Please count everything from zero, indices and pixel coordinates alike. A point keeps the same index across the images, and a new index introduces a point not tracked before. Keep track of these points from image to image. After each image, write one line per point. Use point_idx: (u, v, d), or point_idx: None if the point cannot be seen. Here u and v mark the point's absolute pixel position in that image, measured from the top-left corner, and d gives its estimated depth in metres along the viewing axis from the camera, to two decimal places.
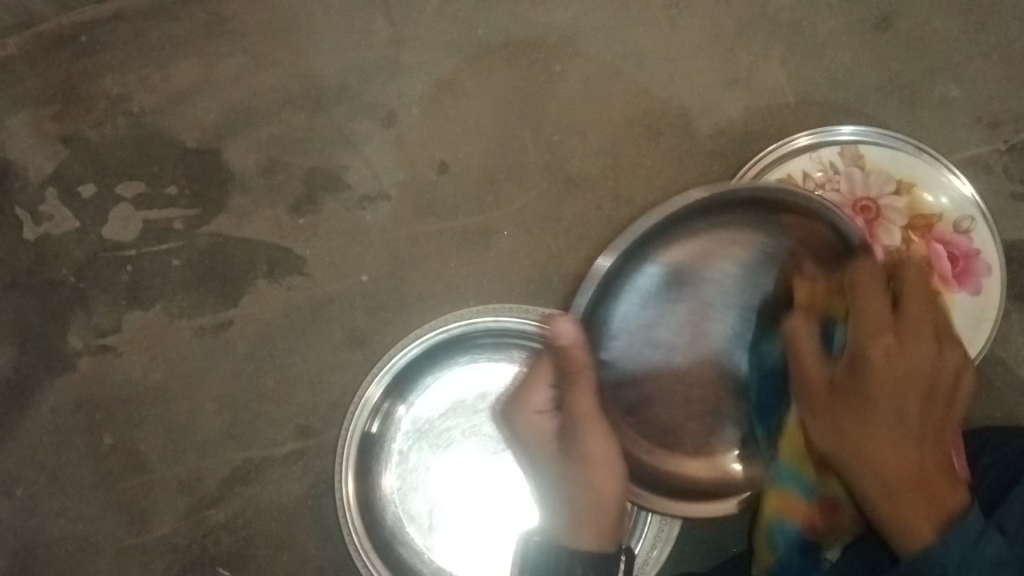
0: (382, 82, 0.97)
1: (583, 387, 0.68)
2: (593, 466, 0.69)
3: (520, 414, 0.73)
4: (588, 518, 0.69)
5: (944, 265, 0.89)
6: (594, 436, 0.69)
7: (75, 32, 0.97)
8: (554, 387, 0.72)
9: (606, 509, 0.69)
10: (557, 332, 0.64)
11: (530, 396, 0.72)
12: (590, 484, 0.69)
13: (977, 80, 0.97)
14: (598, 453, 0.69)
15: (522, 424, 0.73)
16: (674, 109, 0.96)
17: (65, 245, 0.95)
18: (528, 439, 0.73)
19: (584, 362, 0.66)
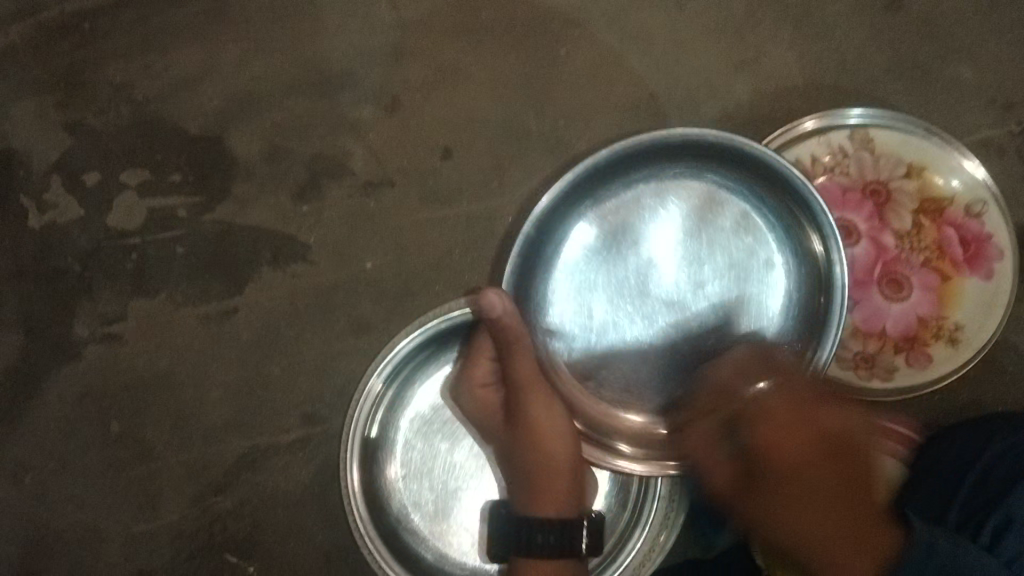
0: (386, 67, 0.96)
1: (522, 355, 0.77)
2: (537, 435, 0.78)
3: (466, 389, 0.83)
4: (538, 488, 0.79)
5: (956, 249, 0.88)
6: (538, 402, 0.78)
7: (77, 18, 0.97)
8: (497, 361, 0.82)
9: (555, 474, 0.79)
10: (487, 304, 0.73)
11: (474, 372, 0.82)
12: (540, 455, 0.79)
13: (990, 62, 0.95)
14: (540, 419, 0.78)
15: (467, 397, 0.83)
16: (681, 92, 0.95)
17: (71, 233, 0.95)
18: (473, 412, 0.84)
19: (520, 329, 0.75)
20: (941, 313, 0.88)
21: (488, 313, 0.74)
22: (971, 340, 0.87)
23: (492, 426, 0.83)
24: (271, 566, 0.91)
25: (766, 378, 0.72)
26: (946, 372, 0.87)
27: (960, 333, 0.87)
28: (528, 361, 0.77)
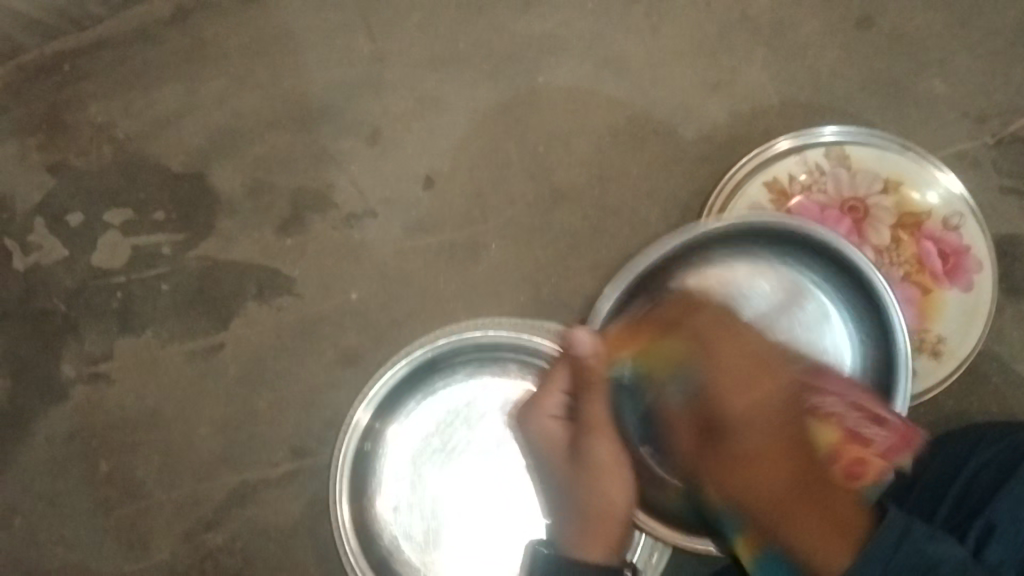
0: (366, 99, 0.97)
1: (597, 394, 0.70)
2: (601, 477, 0.71)
3: (534, 418, 0.75)
4: (591, 530, 0.70)
5: (934, 262, 0.89)
6: (603, 447, 0.72)
7: (58, 61, 0.97)
8: (566, 394, 0.75)
9: (608, 520, 0.71)
10: (577, 340, 0.67)
11: (543, 405, 0.75)
12: (603, 496, 0.71)
13: (963, 75, 0.96)
14: (606, 461, 0.71)
15: (534, 429, 0.76)
16: (658, 115, 0.96)
17: (56, 274, 0.95)
18: (540, 448, 0.76)
19: (601, 371, 0.69)
20: (922, 326, 0.88)
21: (578, 351, 0.67)
22: (953, 353, 0.88)
23: (550, 466, 0.75)
24: None
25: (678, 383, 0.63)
26: (927, 386, 0.88)
27: (941, 346, 0.88)
28: (603, 403, 0.71)
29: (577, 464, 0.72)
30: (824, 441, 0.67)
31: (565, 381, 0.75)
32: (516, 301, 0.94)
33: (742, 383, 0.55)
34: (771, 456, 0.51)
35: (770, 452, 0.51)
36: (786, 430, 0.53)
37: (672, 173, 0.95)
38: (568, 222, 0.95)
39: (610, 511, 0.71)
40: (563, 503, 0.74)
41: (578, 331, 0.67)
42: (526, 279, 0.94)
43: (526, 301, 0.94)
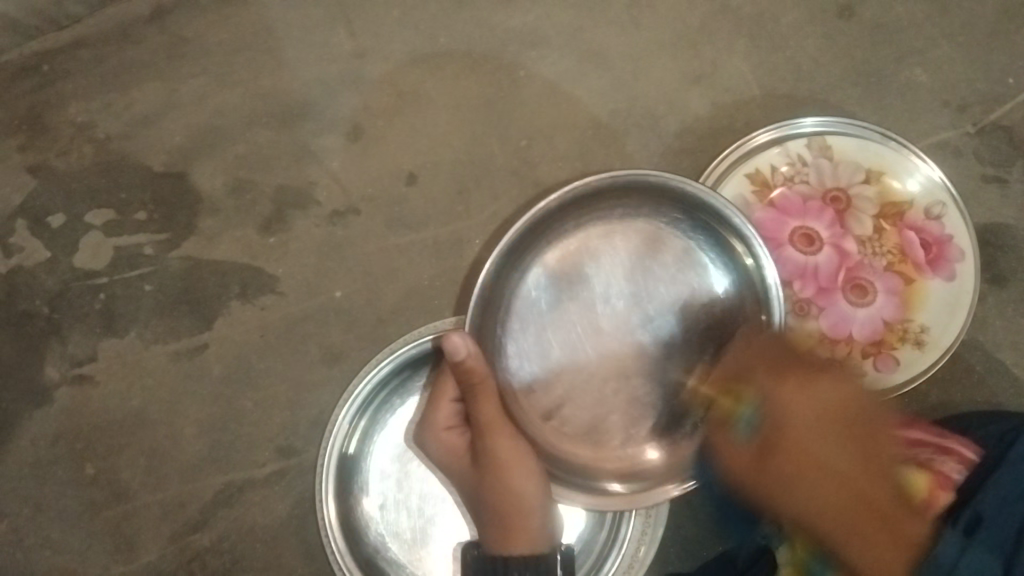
0: (347, 95, 0.96)
1: (484, 398, 0.76)
2: (507, 471, 0.77)
3: (429, 433, 0.82)
4: (507, 523, 0.78)
5: (917, 252, 0.89)
6: (501, 444, 0.77)
7: (37, 61, 0.97)
8: (457, 403, 0.82)
9: (512, 512, 0.78)
10: (451, 347, 0.71)
11: (436, 417, 0.82)
12: (509, 489, 0.77)
13: (944, 63, 0.96)
14: (505, 457, 0.77)
15: (433, 443, 0.82)
16: (640, 108, 0.96)
17: (38, 276, 0.95)
18: (443, 460, 0.82)
19: (483, 372, 0.74)
20: (906, 316, 0.89)
21: (453, 357, 0.72)
22: (936, 342, 0.88)
23: (457, 472, 0.82)
24: None
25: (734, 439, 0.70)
26: (913, 376, 0.88)
27: (925, 336, 0.88)
28: (495, 403, 0.76)
29: (478, 464, 0.79)
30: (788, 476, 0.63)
31: (453, 391, 0.82)
32: None
33: (804, 402, 0.66)
34: (840, 485, 0.60)
35: (856, 483, 0.60)
36: (846, 446, 0.62)
37: (655, 166, 0.95)
38: None
39: (518, 505, 0.78)
40: (473, 500, 0.81)
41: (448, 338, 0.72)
42: None
43: None
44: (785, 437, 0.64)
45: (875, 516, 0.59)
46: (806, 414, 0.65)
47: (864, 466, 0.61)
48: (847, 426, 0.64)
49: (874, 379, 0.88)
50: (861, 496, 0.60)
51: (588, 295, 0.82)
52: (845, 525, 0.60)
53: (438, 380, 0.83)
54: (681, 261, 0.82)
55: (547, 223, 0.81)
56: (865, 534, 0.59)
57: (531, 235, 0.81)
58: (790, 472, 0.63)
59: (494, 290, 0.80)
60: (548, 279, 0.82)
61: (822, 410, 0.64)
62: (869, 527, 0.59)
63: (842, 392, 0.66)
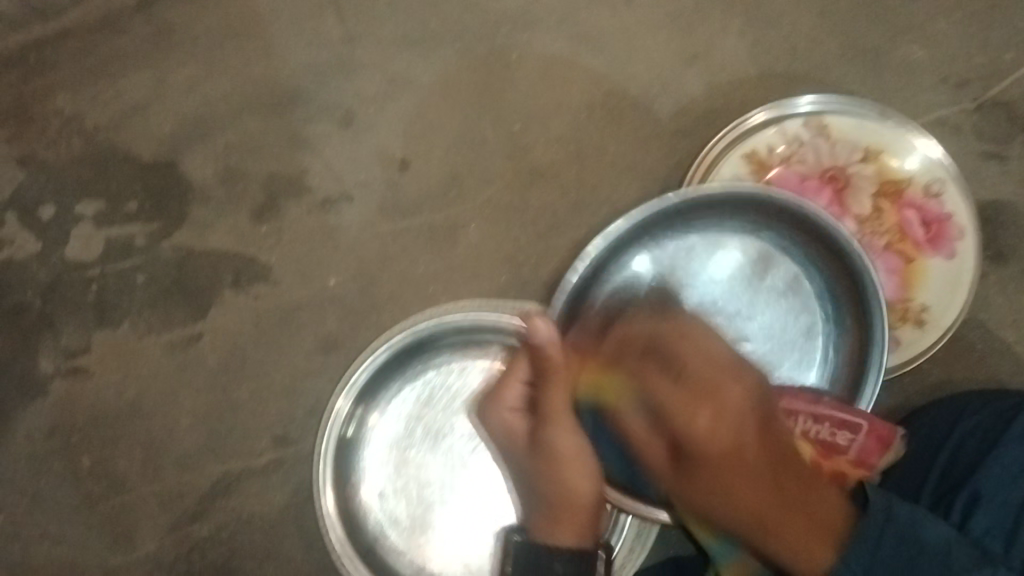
0: (338, 81, 0.95)
1: (559, 383, 0.73)
2: (564, 466, 0.73)
3: (494, 411, 0.78)
4: (561, 518, 0.73)
5: (916, 231, 0.88)
6: (562, 435, 0.74)
7: (24, 51, 0.95)
8: (527, 385, 0.78)
9: (567, 505, 0.73)
10: (535, 329, 0.70)
11: (504, 397, 0.78)
12: (568, 485, 0.73)
13: (941, 39, 0.95)
14: (569, 452, 0.73)
15: (495, 420, 0.79)
16: (634, 90, 0.95)
17: (29, 269, 0.94)
18: (501, 437, 0.79)
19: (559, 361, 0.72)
20: (906, 295, 0.88)
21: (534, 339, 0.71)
22: (937, 321, 0.87)
23: (514, 458, 0.78)
24: None
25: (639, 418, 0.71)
26: (914, 355, 0.87)
27: (926, 315, 0.87)
28: (564, 392, 0.74)
29: (535, 451, 0.75)
30: (706, 483, 0.64)
31: (524, 372, 0.78)
32: (497, 282, 0.93)
33: (727, 423, 0.64)
34: (767, 490, 0.62)
35: (772, 499, 0.61)
36: (769, 476, 0.62)
37: (651, 147, 0.94)
38: (546, 200, 0.94)
39: (570, 500, 0.73)
40: (527, 486, 0.77)
41: (537, 321, 0.70)
42: (506, 260, 0.93)
43: (506, 282, 0.93)
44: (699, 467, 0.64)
45: (805, 517, 0.60)
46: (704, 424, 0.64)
47: (780, 471, 0.63)
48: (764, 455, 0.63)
49: None
50: (783, 493, 0.62)
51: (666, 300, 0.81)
52: (780, 518, 0.61)
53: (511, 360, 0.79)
54: (765, 264, 0.85)
55: (652, 225, 0.83)
56: (797, 524, 0.60)
57: (639, 233, 0.82)
58: (697, 482, 0.65)
59: (595, 276, 0.82)
60: (651, 280, 0.83)
61: (708, 426, 0.64)
62: (784, 516, 0.60)
63: (730, 411, 0.64)
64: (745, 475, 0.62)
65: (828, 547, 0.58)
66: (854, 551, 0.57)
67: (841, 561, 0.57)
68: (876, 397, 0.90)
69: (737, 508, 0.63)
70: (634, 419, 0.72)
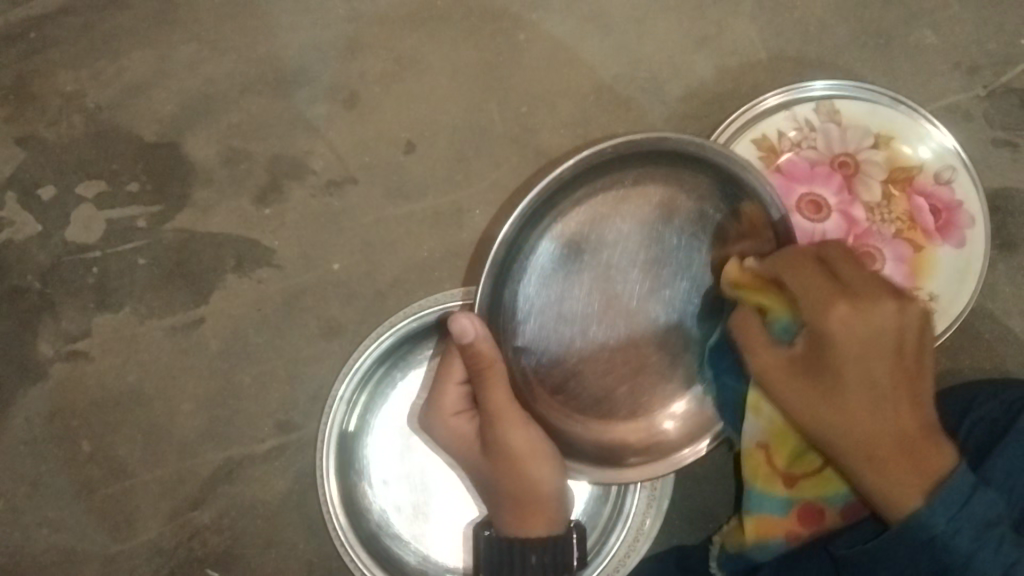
0: (343, 62, 0.94)
1: (495, 382, 0.73)
2: (519, 462, 0.76)
3: (437, 420, 0.80)
4: (525, 511, 0.78)
5: (926, 219, 0.87)
6: (513, 432, 0.75)
7: (22, 29, 0.94)
8: (465, 385, 0.80)
9: (529, 499, 0.78)
10: (460, 329, 0.69)
11: (443, 403, 0.80)
12: (526, 481, 0.77)
13: (954, 25, 0.94)
14: (522, 448, 0.76)
15: (442, 429, 0.80)
16: (644, 73, 0.93)
17: (30, 250, 0.93)
18: (450, 444, 0.81)
19: (493, 357, 0.72)
20: (915, 283, 0.87)
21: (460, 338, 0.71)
22: (946, 310, 0.86)
23: (465, 459, 0.81)
24: None
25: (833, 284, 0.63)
26: None
27: (934, 304, 0.87)
28: (503, 387, 0.74)
29: (490, 452, 0.78)
30: (828, 389, 0.64)
31: (459, 372, 0.80)
32: None
33: (872, 350, 0.62)
34: (871, 420, 0.63)
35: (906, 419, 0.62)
36: (901, 398, 0.62)
37: (659, 132, 0.93)
38: None
39: (530, 495, 0.77)
40: (486, 482, 0.80)
41: (458, 321, 0.69)
42: None
43: None
44: (829, 351, 0.63)
45: (906, 453, 0.62)
46: (889, 319, 0.61)
47: (911, 385, 0.63)
48: (904, 363, 0.62)
49: None
50: (907, 432, 0.62)
51: (604, 263, 0.76)
52: (885, 453, 0.62)
53: (445, 359, 0.81)
54: (698, 222, 0.76)
55: (564, 192, 0.75)
56: (903, 470, 0.62)
57: (546, 206, 0.74)
58: (807, 396, 0.65)
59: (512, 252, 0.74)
60: (562, 247, 0.76)
61: (884, 325, 0.61)
62: (891, 450, 0.62)
63: (888, 330, 0.61)
64: (869, 403, 0.63)
65: (921, 491, 0.61)
66: (947, 496, 0.60)
67: (929, 503, 0.61)
68: None
69: (871, 434, 0.63)
70: (752, 319, 0.69)
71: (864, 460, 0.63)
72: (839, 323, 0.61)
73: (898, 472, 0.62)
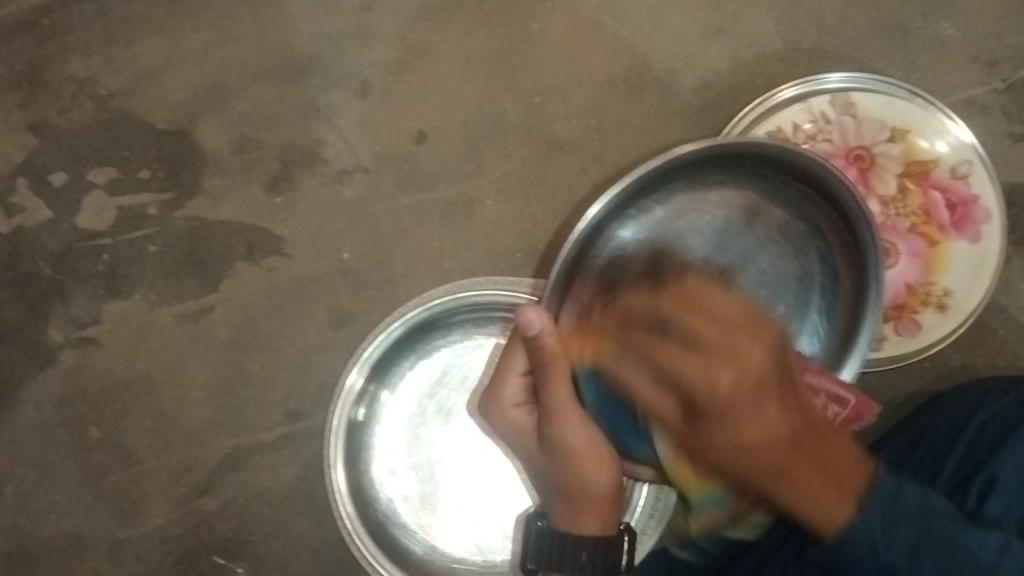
0: (355, 51, 0.93)
1: (557, 378, 0.66)
2: (581, 464, 0.70)
3: (494, 409, 0.74)
4: (581, 509, 0.71)
5: (942, 213, 0.86)
6: (572, 429, 0.69)
7: (36, 15, 0.94)
8: (525, 376, 0.73)
9: (587, 498, 0.71)
10: (526, 322, 0.62)
11: (503, 392, 0.73)
12: (582, 480, 0.70)
13: (973, 17, 0.92)
14: (578, 444, 0.69)
15: (499, 420, 0.74)
16: (658, 64, 0.93)
17: (40, 236, 0.93)
18: (507, 434, 0.75)
19: (556, 354, 0.64)
20: (929, 279, 0.86)
21: (525, 332, 0.63)
22: (960, 306, 0.85)
23: (522, 452, 0.75)
24: (260, 568, 0.90)
25: (676, 322, 0.52)
26: (935, 340, 0.85)
27: (949, 299, 0.86)
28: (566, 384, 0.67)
29: (545, 446, 0.71)
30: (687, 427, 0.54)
31: (522, 363, 0.72)
32: (513, 258, 0.92)
33: (786, 402, 0.51)
34: (772, 455, 0.52)
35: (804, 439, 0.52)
36: (776, 406, 0.51)
37: (672, 123, 0.92)
38: (564, 175, 0.92)
39: (588, 493, 0.71)
40: (537, 478, 0.74)
41: (526, 314, 0.62)
42: (523, 236, 0.92)
43: (522, 259, 0.92)
44: (696, 422, 0.52)
45: (835, 483, 0.54)
46: (794, 360, 0.56)
47: (796, 427, 0.52)
48: (778, 391, 0.51)
49: (897, 344, 0.86)
50: (809, 428, 0.53)
51: (691, 250, 0.74)
52: (808, 483, 0.53)
53: (506, 345, 0.74)
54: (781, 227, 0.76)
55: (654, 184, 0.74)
56: (820, 478, 0.53)
57: (631, 198, 0.73)
58: (674, 424, 0.56)
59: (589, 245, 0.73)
60: (645, 247, 0.74)
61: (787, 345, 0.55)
62: (807, 471, 0.53)
63: (755, 364, 0.49)
64: (748, 445, 0.51)
65: (848, 501, 0.55)
66: (873, 505, 0.55)
67: (860, 513, 0.55)
68: (895, 381, 0.89)
69: (747, 468, 0.53)
70: (618, 356, 0.60)
71: (767, 479, 0.53)
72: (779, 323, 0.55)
73: (808, 477, 0.53)
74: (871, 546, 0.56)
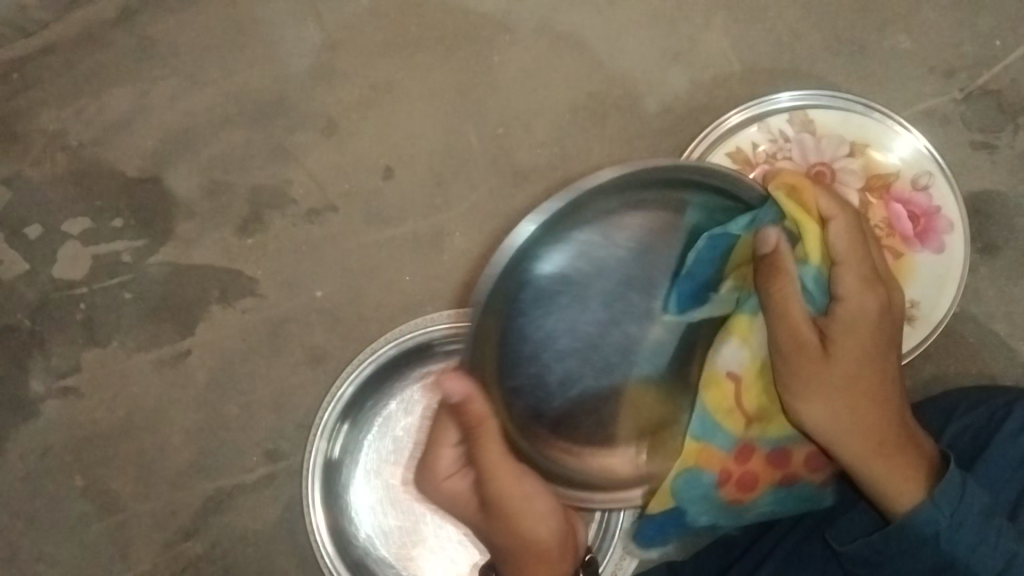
0: (319, 90, 0.94)
1: (488, 445, 0.65)
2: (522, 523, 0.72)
3: (431, 483, 0.76)
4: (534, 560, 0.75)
5: (904, 225, 0.87)
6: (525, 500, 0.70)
7: (5, 70, 0.95)
8: (459, 447, 0.74)
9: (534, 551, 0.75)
10: (448, 389, 0.60)
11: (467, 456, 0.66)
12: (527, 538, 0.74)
13: (929, 28, 0.93)
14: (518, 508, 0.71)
15: (440, 491, 0.76)
16: (619, 89, 0.94)
17: (18, 289, 0.94)
18: (452, 500, 0.77)
19: (484, 418, 0.63)
20: None
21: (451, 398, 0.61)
22: (927, 317, 0.86)
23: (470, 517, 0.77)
24: None
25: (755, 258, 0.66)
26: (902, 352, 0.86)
27: (915, 311, 0.86)
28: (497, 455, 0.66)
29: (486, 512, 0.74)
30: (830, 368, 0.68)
31: (453, 436, 0.74)
32: None
33: (873, 350, 0.69)
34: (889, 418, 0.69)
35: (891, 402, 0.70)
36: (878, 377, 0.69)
37: (634, 147, 0.93)
38: (532, 205, 0.93)
39: (540, 546, 0.74)
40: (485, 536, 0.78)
41: (445, 380, 0.60)
42: None
43: None
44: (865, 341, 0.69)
45: (908, 451, 0.68)
46: (870, 320, 0.69)
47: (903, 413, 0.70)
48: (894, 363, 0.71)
49: None
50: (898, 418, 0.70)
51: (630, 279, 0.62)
52: (891, 445, 0.68)
53: (436, 423, 0.75)
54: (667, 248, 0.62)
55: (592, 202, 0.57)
56: (903, 465, 0.68)
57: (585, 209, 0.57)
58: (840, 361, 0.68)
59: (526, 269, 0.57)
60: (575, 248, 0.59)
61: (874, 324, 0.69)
62: (898, 444, 0.68)
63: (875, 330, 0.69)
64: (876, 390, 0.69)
65: (921, 483, 0.67)
66: (943, 494, 0.65)
67: (932, 500, 0.65)
68: None
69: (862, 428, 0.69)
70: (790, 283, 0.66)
71: (855, 446, 0.69)
72: (848, 286, 0.68)
73: (896, 465, 0.68)
74: (937, 533, 0.65)
